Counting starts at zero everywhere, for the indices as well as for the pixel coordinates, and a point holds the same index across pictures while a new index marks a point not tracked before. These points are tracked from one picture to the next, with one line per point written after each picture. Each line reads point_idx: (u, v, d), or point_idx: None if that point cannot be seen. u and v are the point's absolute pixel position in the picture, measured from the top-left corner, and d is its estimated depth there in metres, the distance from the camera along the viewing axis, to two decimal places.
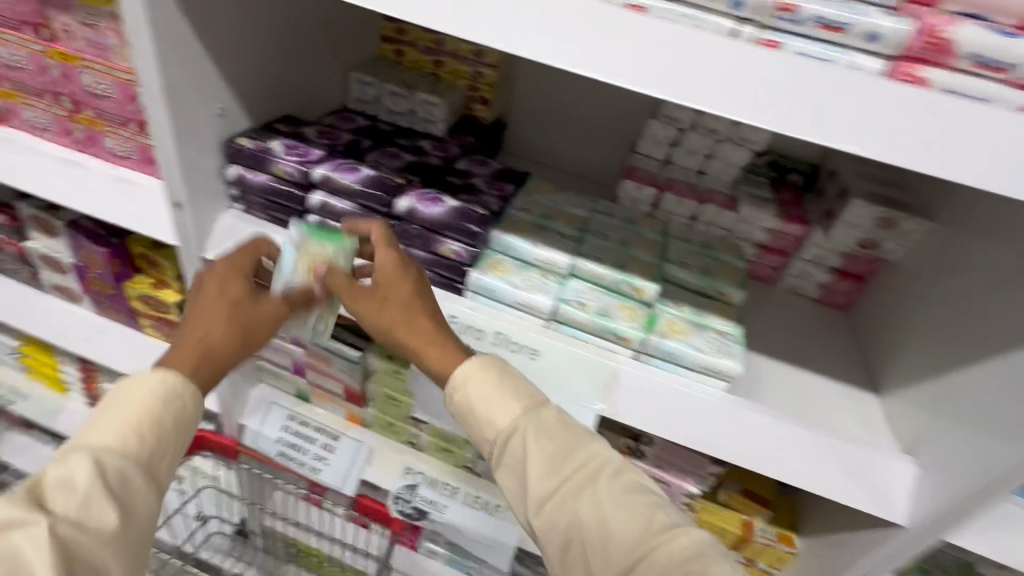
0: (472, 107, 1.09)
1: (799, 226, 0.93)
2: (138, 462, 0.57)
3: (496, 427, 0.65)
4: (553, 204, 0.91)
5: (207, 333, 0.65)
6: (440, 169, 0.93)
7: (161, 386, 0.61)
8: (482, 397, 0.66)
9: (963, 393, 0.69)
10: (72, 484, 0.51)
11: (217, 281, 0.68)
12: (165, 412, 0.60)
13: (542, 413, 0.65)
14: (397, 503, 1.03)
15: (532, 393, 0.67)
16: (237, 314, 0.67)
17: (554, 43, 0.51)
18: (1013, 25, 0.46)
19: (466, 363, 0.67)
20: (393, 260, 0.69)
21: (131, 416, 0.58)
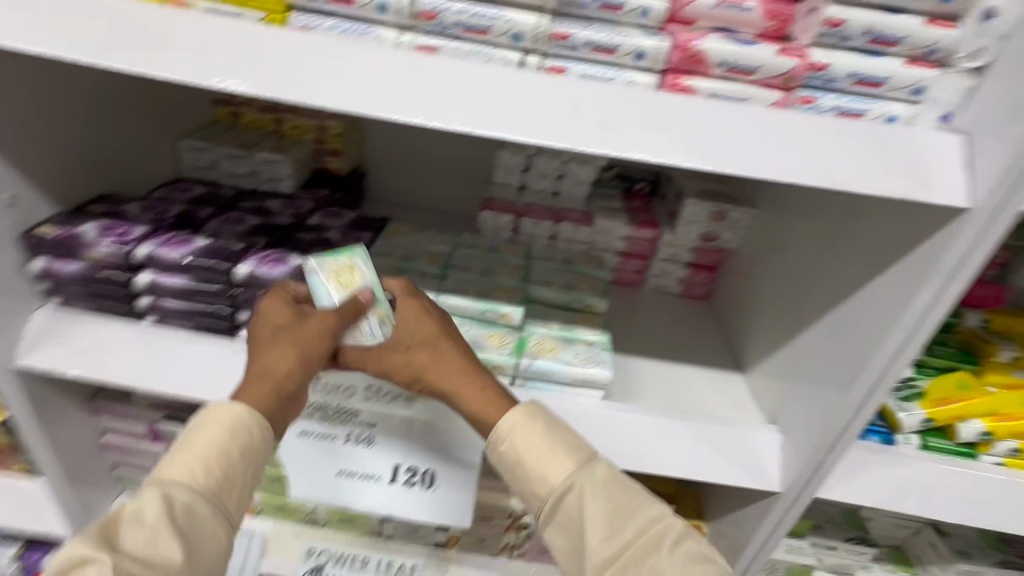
0: (323, 160, 1.06)
1: (649, 230, 0.99)
2: (210, 494, 0.53)
3: (549, 484, 0.58)
4: (413, 244, 0.90)
5: (266, 360, 0.57)
6: (290, 227, 0.89)
7: (231, 422, 0.55)
8: (535, 450, 0.59)
9: (803, 357, 0.76)
10: (140, 521, 0.49)
11: (279, 307, 0.62)
12: (241, 437, 0.54)
13: (596, 469, 0.58)
14: None
15: (585, 446, 0.60)
16: (286, 334, 0.58)
17: (350, 93, 0.51)
18: (752, 36, 0.54)
19: (516, 411, 0.61)
20: (417, 309, 0.64)
21: (211, 447, 0.53)
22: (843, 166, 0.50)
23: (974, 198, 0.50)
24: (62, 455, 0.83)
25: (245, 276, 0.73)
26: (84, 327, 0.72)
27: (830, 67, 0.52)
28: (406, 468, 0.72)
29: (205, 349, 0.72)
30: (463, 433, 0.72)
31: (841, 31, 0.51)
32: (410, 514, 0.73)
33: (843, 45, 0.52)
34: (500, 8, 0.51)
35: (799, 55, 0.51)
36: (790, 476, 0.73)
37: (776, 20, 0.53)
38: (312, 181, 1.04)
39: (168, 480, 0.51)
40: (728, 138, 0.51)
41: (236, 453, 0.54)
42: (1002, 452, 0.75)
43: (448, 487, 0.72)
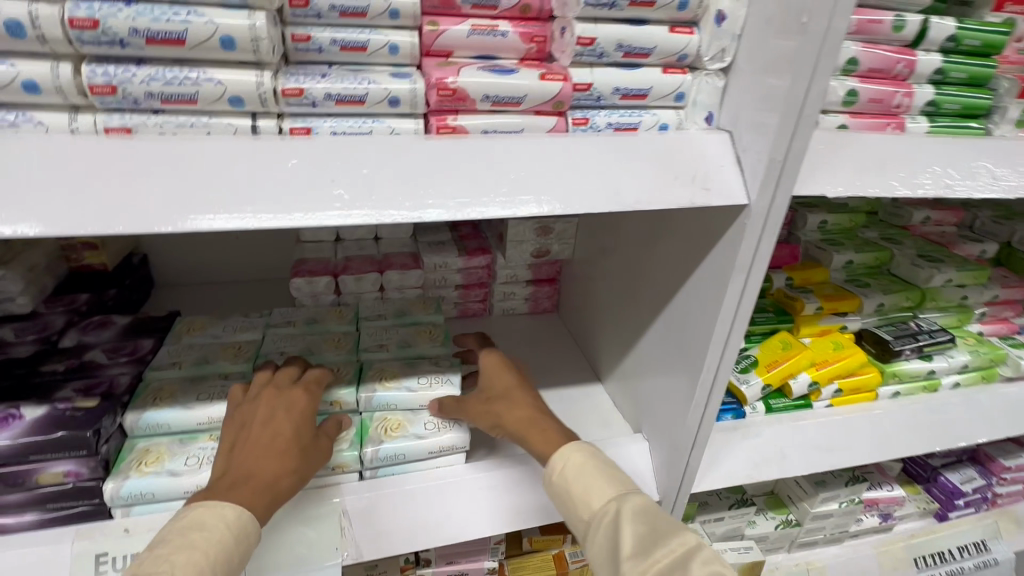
0: (75, 255, 0.84)
1: (482, 258, 0.95)
2: None
3: (590, 509, 0.54)
4: (212, 341, 0.75)
5: (276, 464, 0.52)
6: (32, 358, 0.69)
7: (224, 514, 0.47)
8: (582, 478, 0.56)
9: (647, 358, 0.77)
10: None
11: (300, 405, 0.58)
12: (241, 546, 0.47)
13: (635, 495, 0.54)
14: None
15: (625, 480, 0.57)
16: (243, 433, 0.55)
17: (13, 206, 0.37)
18: (515, 61, 0.51)
19: (566, 446, 0.59)
20: (502, 361, 0.70)
21: (213, 549, 0.45)
22: (630, 185, 0.49)
23: (749, 194, 0.51)
24: None
25: None
26: None
27: (592, 86, 0.51)
28: None
29: None
30: (310, 559, 0.59)
31: (595, 49, 0.50)
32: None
33: (601, 61, 0.51)
34: (203, 68, 0.41)
35: (560, 77, 0.49)
36: (664, 481, 0.73)
37: (534, 42, 0.51)
38: (63, 288, 0.83)
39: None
40: (511, 175, 0.47)
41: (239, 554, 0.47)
42: (827, 395, 0.82)
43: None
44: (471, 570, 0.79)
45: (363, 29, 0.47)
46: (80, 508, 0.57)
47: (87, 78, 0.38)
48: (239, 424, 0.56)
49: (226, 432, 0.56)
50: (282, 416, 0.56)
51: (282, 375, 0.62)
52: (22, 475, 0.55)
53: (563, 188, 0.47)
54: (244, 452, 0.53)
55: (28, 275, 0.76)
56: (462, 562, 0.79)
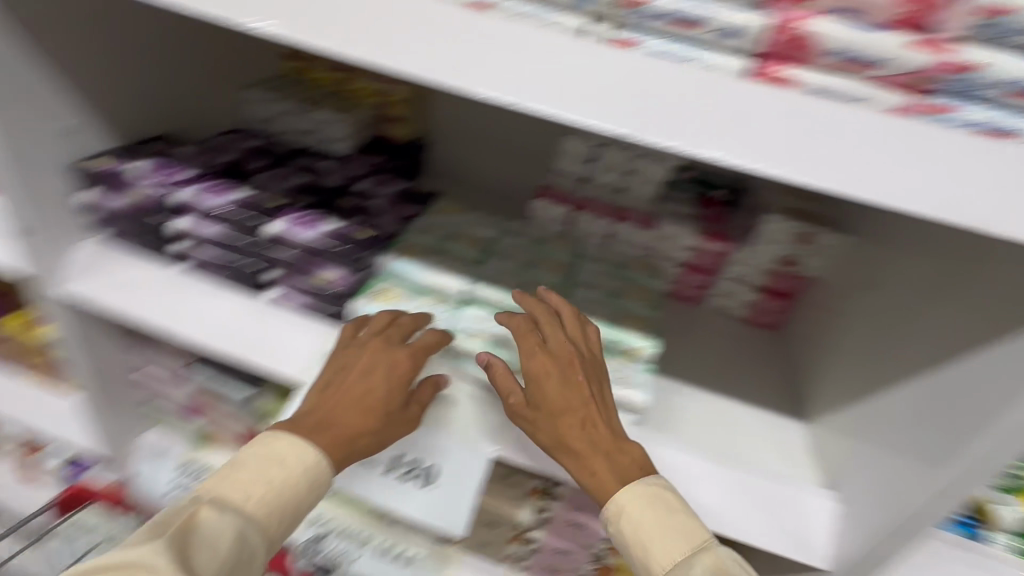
0: (384, 127, 1.02)
1: (720, 244, 0.87)
2: (261, 529, 0.54)
3: (653, 570, 0.52)
4: (457, 225, 0.84)
5: (357, 423, 0.59)
6: (336, 189, 0.86)
7: (299, 462, 0.57)
8: (644, 529, 0.53)
9: (879, 417, 0.64)
10: (216, 545, 0.50)
11: (402, 369, 0.61)
12: (292, 500, 0.56)
13: (704, 561, 0.51)
14: (304, 556, 0.96)
15: (699, 529, 0.53)
16: (342, 377, 0.61)
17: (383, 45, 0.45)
18: (882, 21, 0.43)
19: (629, 489, 0.55)
20: (545, 363, 0.59)
21: (281, 487, 0.56)
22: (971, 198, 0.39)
23: None
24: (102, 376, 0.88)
25: (276, 236, 0.72)
26: (123, 263, 0.74)
27: (988, 68, 0.41)
28: (410, 459, 0.67)
29: (228, 304, 0.72)
30: (466, 433, 0.67)
31: (998, 25, 0.40)
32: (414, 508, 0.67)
33: (998, 44, 0.41)
34: None
35: (934, 47, 0.42)
36: (842, 556, 0.62)
37: (915, 4, 0.42)
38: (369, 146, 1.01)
39: (246, 509, 0.54)
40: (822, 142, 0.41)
41: (302, 492, 0.57)
42: None
43: (452, 486, 0.66)
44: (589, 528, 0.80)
45: None
46: (332, 311, 0.72)
47: None
48: (341, 367, 0.62)
49: (329, 364, 0.63)
50: (375, 380, 0.61)
51: (385, 326, 0.65)
52: (308, 268, 0.72)
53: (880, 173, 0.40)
54: (338, 400, 0.60)
55: (354, 127, 0.95)
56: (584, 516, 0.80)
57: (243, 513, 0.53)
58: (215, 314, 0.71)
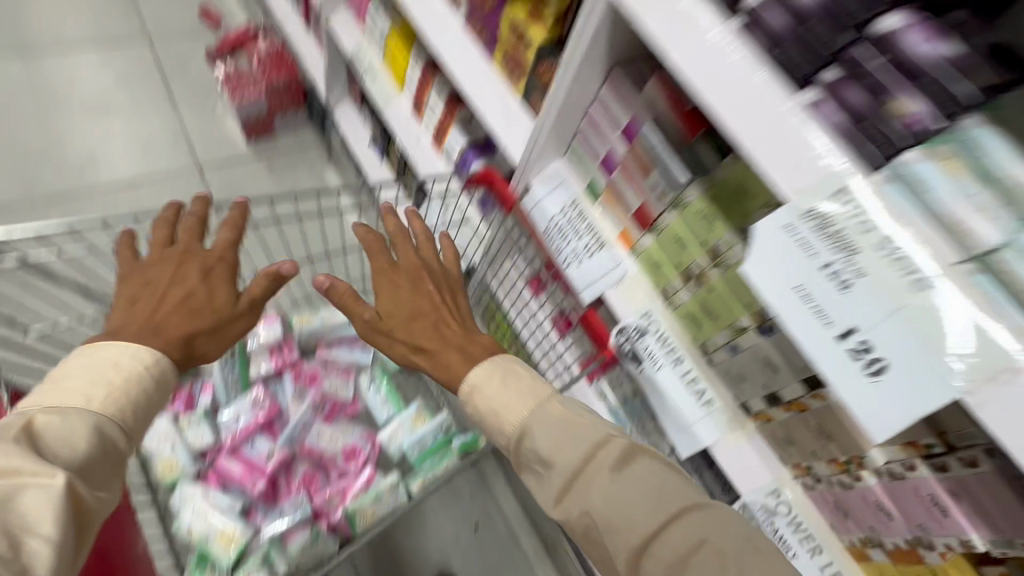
0: None
1: None
2: (121, 425, 0.78)
3: (512, 423, 0.86)
4: None
5: (182, 310, 0.93)
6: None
7: (131, 362, 0.83)
8: (484, 386, 0.90)
9: None
10: (70, 443, 0.71)
11: (218, 277, 1.00)
12: (124, 393, 0.80)
13: (546, 408, 0.85)
14: (620, 335, 1.01)
15: (536, 387, 0.90)
16: (182, 294, 0.95)
17: None
18: None
19: (479, 367, 0.91)
20: (381, 255, 1.07)
21: (118, 391, 0.79)
22: None
23: None
24: (567, 94, 0.95)
25: (882, 32, 0.61)
26: None
27: None
28: (860, 339, 0.59)
29: (764, 79, 0.66)
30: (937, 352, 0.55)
31: None
32: (835, 386, 0.60)
33: None
34: None
35: None
36: None
37: None
38: None
39: (92, 412, 0.75)
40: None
41: (139, 395, 0.82)
42: None
43: (902, 393, 0.56)
44: (947, 522, 0.68)
45: None
46: (864, 145, 0.60)
47: None
48: (183, 293, 0.95)
49: (152, 268, 0.97)
50: (194, 295, 0.96)
51: (186, 238, 1.02)
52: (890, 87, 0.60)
53: None
54: (171, 313, 0.92)
55: None
56: (957, 508, 0.67)
57: (87, 411, 0.75)
58: (754, 93, 0.66)
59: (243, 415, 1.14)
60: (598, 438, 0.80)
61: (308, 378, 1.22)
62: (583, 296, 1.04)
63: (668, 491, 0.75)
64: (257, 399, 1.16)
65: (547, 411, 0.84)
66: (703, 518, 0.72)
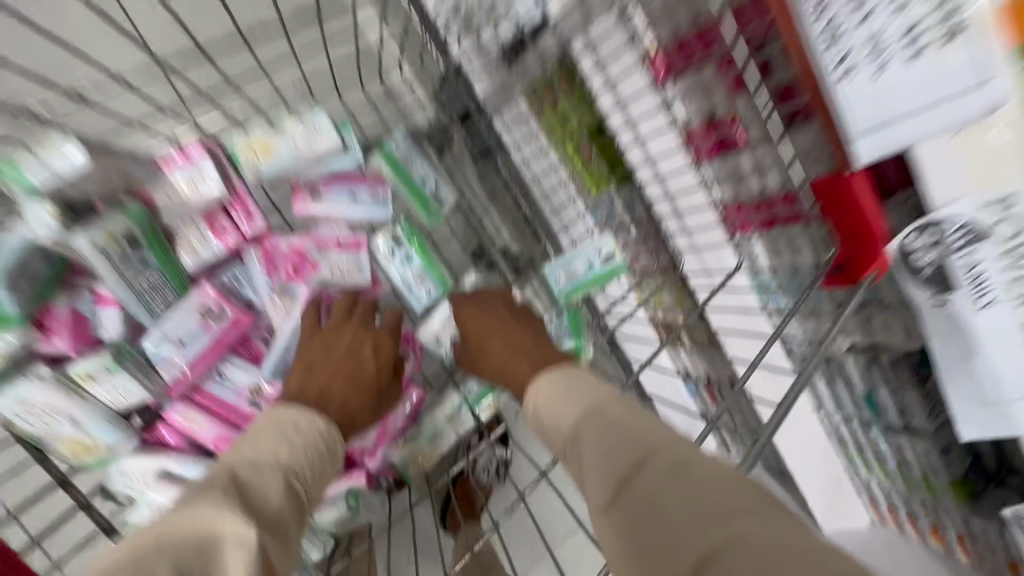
0: None
1: None
2: (300, 492, 0.50)
3: (561, 432, 0.53)
4: None
5: (353, 392, 0.65)
6: None
7: (321, 427, 0.57)
8: (550, 398, 0.56)
9: None
10: (263, 496, 0.45)
11: (376, 350, 0.68)
12: (313, 455, 0.54)
13: (605, 406, 0.51)
14: (918, 234, 0.51)
15: (596, 392, 0.54)
16: (346, 360, 0.65)
17: None
18: None
19: (540, 380, 0.59)
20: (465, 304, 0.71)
21: (303, 450, 0.53)
22: None
23: None
24: None
25: None
26: None
27: None
28: None
29: None
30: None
31: None
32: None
33: None
34: None
35: None
36: None
37: None
38: None
39: (281, 463, 0.50)
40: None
41: (325, 457, 0.55)
42: None
43: None
44: None
45: None
46: None
47: None
48: (345, 353, 0.65)
49: (318, 337, 0.66)
50: (356, 366, 0.66)
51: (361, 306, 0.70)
52: None
53: None
54: (338, 378, 0.64)
55: None
56: None
57: (278, 467, 0.49)
58: None
59: (182, 350, 0.63)
60: (670, 433, 0.46)
61: (291, 267, 0.68)
62: (864, 148, 0.51)
63: (740, 499, 0.38)
64: (204, 319, 0.64)
65: (605, 415, 0.50)
66: (789, 541, 0.34)
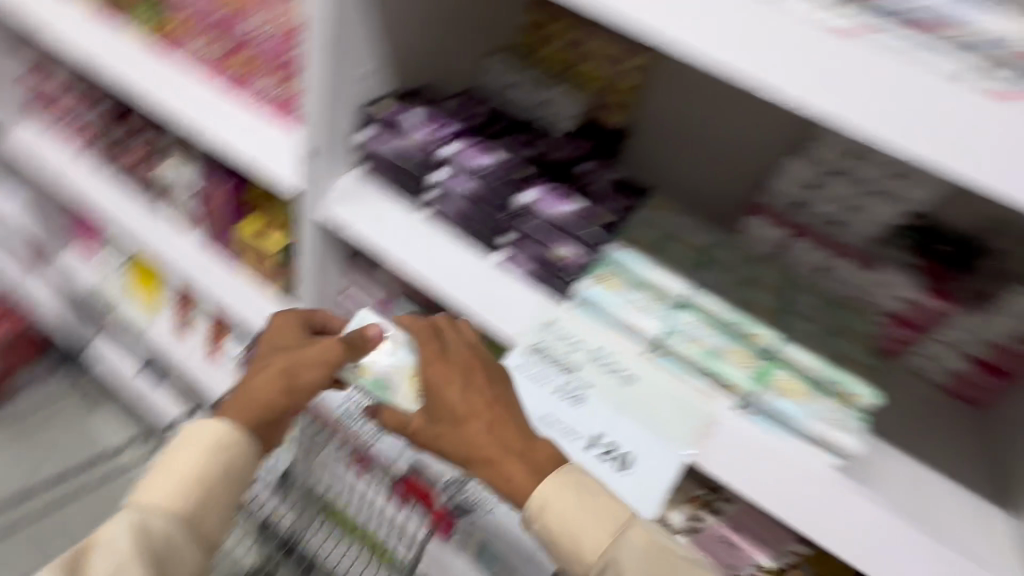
0: (601, 113, 1.03)
1: (945, 304, 0.82)
2: (182, 518, 0.62)
3: (583, 560, 0.60)
4: (670, 227, 0.84)
5: (268, 346, 0.76)
6: (561, 167, 0.88)
7: (213, 440, 0.65)
8: (566, 520, 0.60)
9: None
10: (113, 545, 0.57)
11: (282, 322, 0.78)
12: (212, 488, 0.64)
13: (630, 536, 0.60)
14: (443, 493, 1.01)
15: (619, 511, 0.61)
16: (267, 343, 0.76)
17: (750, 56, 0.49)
18: None
19: (556, 476, 0.62)
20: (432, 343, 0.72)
21: (201, 469, 0.63)
22: None
23: None
24: (320, 294, 0.99)
25: (525, 206, 0.78)
26: (378, 196, 0.83)
27: None
28: (604, 444, 0.66)
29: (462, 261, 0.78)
30: (679, 440, 0.66)
31: None
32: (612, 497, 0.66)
33: None
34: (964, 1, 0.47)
35: None
36: None
37: None
38: (582, 130, 1.01)
39: (161, 502, 0.62)
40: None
41: (210, 479, 0.64)
42: None
43: (649, 472, 0.65)
44: (740, 554, 0.77)
45: None
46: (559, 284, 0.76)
47: None
48: (274, 339, 0.76)
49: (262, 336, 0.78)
50: (273, 339, 0.76)
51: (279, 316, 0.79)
52: (546, 241, 0.76)
53: None
54: (257, 364, 0.72)
55: (580, 110, 0.97)
56: (742, 541, 0.77)
57: (148, 505, 0.61)
58: (447, 272, 0.77)
59: None
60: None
61: None
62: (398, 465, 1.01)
63: None
64: None
65: (632, 541, 0.59)
66: None
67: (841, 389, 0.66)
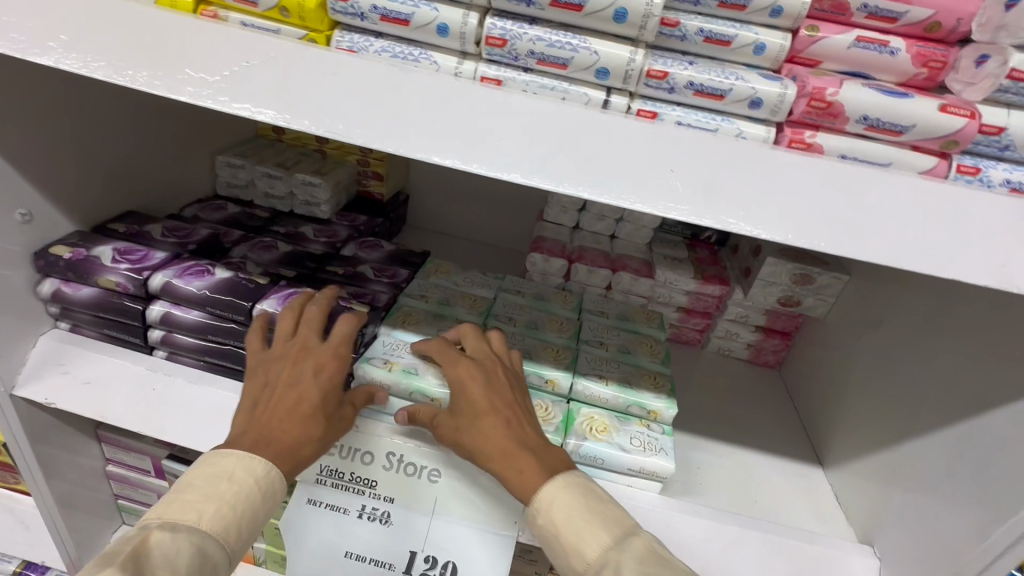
0: (366, 183, 0.98)
1: (719, 286, 0.87)
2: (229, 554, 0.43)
3: (584, 563, 0.44)
4: (450, 286, 0.80)
5: (305, 393, 0.52)
6: (323, 256, 0.80)
7: (265, 482, 0.47)
8: (568, 519, 0.46)
9: (929, 471, 0.57)
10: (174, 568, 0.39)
11: (329, 369, 0.54)
12: (265, 506, 0.47)
13: (637, 544, 0.44)
14: None
15: (625, 518, 0.47)
16: (287, 384, 0.52)
17: (393, 110, 0.42)
18: (893, 82, 0.51)
19: (568, 475, 0.49)
20: (473, 373, 0.56)
21: (241, 510, 0.45)
22: (946, 241, 0.39)
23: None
24: (68, 481, 0.79)
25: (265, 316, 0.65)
26: (87, 355, 0.66)
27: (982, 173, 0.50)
28: (424, 558, 0.60)
29: (212, 398, 0.63)
30: (499, 521, 0.60)
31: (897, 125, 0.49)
32: None
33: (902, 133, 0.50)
34: (584, 36, 0.49)
35: (966, 113, 0.47)
36: None
37: (927, 67, 0.50)
38: (350, 207, 0.95)
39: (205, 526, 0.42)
40: (829, 192, 0.40)
41: (261, 516, 0.46)
42: None
43: None
44: None
45: (729, 76, 0.49)
46: None
47: (488, 30, 0.49)
48: (315, 381, 0.53)
49: (272, 371, 0.54)
50: (322, 382, 0.53)
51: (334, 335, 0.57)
52: None
53: (881, 244, 0.39)
54: (284, 414, 0.51)
55: (334, 189, 0.90)
56: None
57: (213, 533, 0.42)
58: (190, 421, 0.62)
59: None
60: None
61: None
62: None
63: None
64: None
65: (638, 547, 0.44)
66: None
67: (639, 406, 0.67)
